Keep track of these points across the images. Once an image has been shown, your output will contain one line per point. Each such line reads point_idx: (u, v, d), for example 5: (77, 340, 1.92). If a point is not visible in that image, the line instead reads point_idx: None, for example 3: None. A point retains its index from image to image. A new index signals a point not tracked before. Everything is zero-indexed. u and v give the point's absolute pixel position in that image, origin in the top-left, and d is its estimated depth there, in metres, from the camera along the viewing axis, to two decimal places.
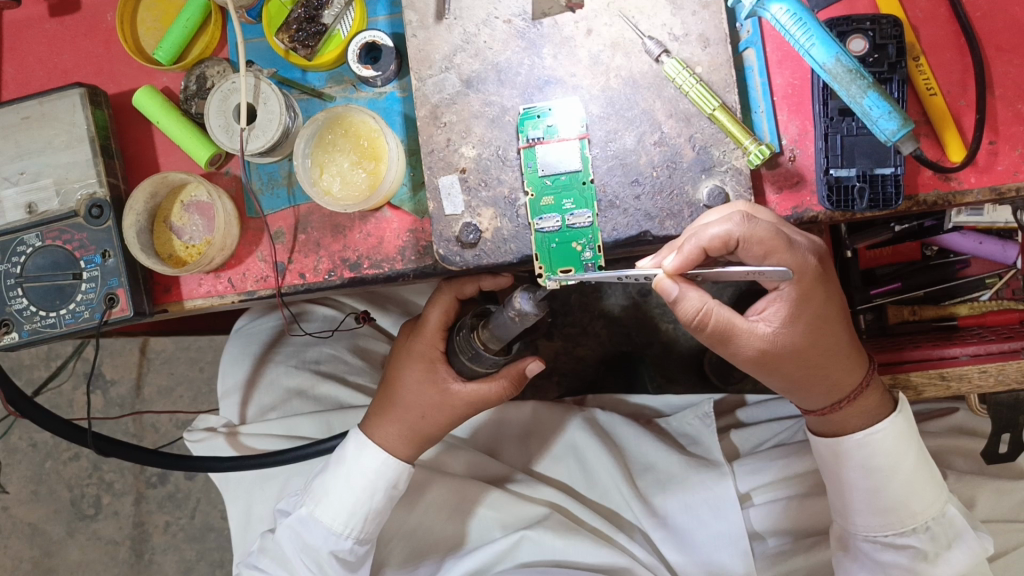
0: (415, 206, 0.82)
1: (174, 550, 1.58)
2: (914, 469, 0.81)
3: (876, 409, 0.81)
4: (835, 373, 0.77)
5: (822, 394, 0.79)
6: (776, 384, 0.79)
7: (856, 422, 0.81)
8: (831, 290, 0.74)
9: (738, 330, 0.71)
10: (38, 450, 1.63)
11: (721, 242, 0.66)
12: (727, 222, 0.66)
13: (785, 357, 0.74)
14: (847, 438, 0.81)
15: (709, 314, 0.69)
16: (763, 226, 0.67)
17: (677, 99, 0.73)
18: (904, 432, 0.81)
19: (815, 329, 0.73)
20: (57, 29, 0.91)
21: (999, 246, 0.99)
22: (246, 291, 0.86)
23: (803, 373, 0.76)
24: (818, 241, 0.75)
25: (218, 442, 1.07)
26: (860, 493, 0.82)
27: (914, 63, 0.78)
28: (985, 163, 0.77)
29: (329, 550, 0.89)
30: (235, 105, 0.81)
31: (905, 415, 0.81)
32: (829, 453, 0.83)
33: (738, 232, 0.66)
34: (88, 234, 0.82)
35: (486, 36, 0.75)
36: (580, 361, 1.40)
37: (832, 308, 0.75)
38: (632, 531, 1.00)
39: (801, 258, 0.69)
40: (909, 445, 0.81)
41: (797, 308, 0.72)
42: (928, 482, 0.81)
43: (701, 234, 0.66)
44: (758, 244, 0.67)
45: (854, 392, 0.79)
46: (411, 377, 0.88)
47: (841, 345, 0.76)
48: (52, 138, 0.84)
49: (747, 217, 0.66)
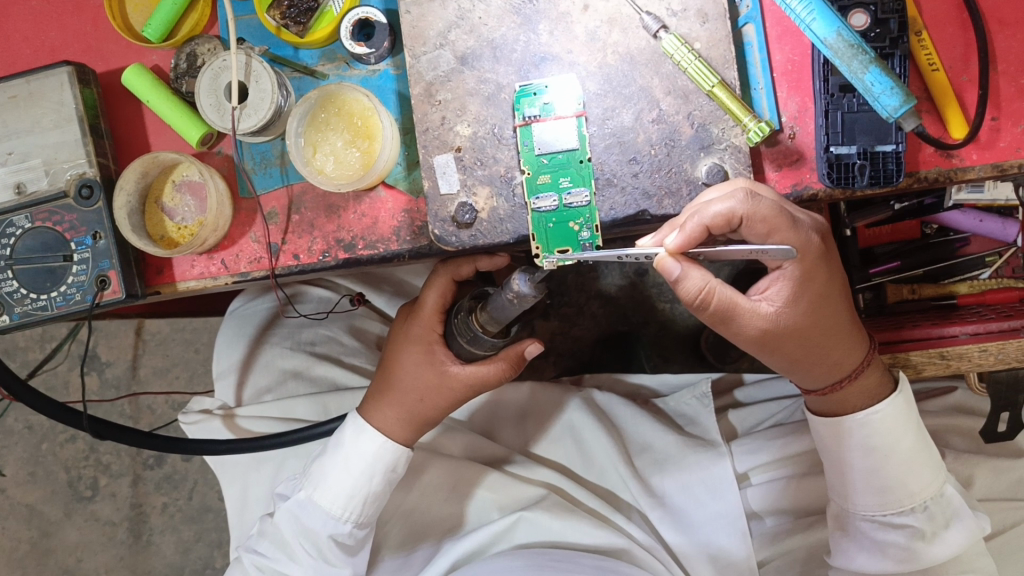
0: (410, 185, 0.81)
1: (172, 531, 1.59)
2: (914, 449, 0.80)
3: (876, 388, 0.81)
4: (836, 352, 0.77)
5: (822, 373, 0.78)
6: (777, 363, 0.78)
7: (856, 401, 0.81)
8: (832, 269, 0.73)
9: (741, 309, 0.70)
10: (33, 432, 1.62)
11: (724, 219, 0.65)
12: (730, 199, 0.65)
13: (787, 337, 0.73)
14: (849, 419, 0.80)
15: (711, 293, 0.68)
16: (766, 203, 0.66)
17: (676, 75, 0.72)
18: (904, 411, 0.81)
19: (816, 308, 0.73)
20: (44, 6, 0.89)
21: (1000, 224, 0.98)
22: (239, 272, 0.84)
23: (804, 352, 0.76)
24: (820, 218, 0.74)
25: (215, 424, 1.07)
26: (860, 472, 0.82)
27: (916, 38, 0.76)
28: (987, 139, 0.76)
29: (328, 534, 0.89)
30: (226, 84, 0.80)
31: (906, 395, 0.81)
32: (830, 432, 0.82)
33: (741, 210, 0.65)
34: (78, 215, 0.81)
35: (481, 12, 0.74)
36: (577, 341, 1.40)
37: (834, 287, 0.74)
38: (630, 511, 1.00)
39: (804, 237, 0.69)
40: (909, 425, 0.81)
41: (799, 287, 0.71)
42: (927, 461, 0.81)
43: (703, 212, 0.65)
44: (761, 222, 0.66)
45: (854, 371, 0.79)
46: (409, 359, 0.87)
47: (843, 324, 0.76)
48: (40, 118, 0.82)
49: (750, 194, 0.65)
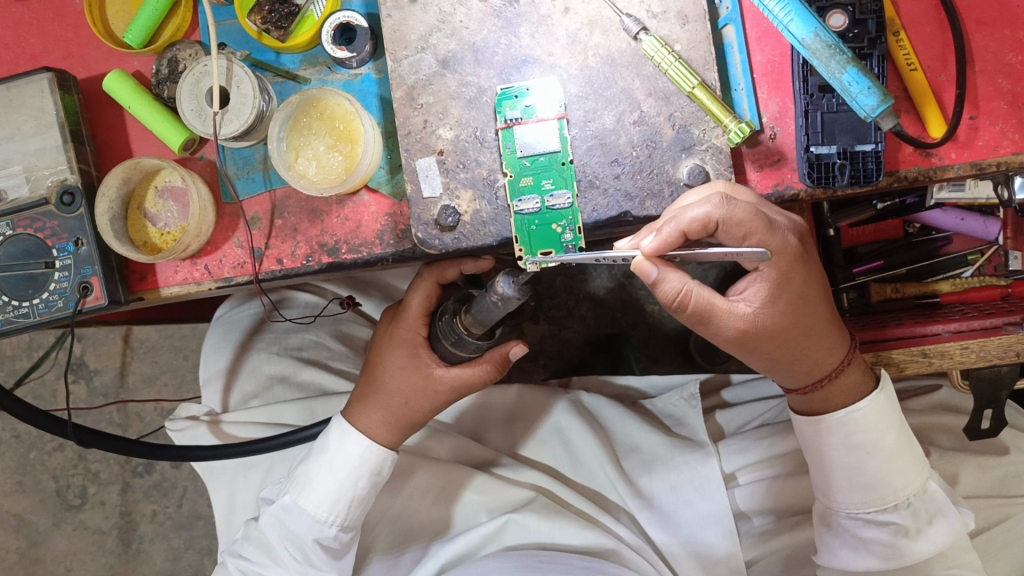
0: (393, 188, 0.81)
1: (162, 539, 1.58)
2: (895, 446, 0.81)
3: (854, 388, 0.81)
4: (815, 352, 0.77)
5: (802, 373, 0.79)
6: (757, 363, 0.78)
7: (836, 401, 0.81)
8: (811, 269, 0.73)
9: (719, 310, 0.71)
10: (21, 441, 1.61)
11: (700, 224, 0.65)
12: (706, 204, 0.65)
13: (765, 338, 0.74)
14: (831, 417, 0.81)
15: (688, 295, 0.69)
16: (742, 207, 0.66)
17: (656, 77, 0.73)
18: (885, 410, 0.81)
19: (795, 309, 0.73)
20: (24, 12, 0.89)
21: (981, 223, 0.98)
22: (223, 278, 0.84)
23: (783, 352, 0.76)
24: (798, 220, 0.75)
25: (201, 430, 1.06)
26: (843, 471, 0.82)
27: (894, 38, 0.77)
28: (966, 138, 0.77)
29: (313, 538, 0.89)
30: (207, 88, 0.79)
31: (886, 394, 0.81)
32: (810, 430, 0.83)
33: (717, 214, 0.65)
34: (60, 222, 0.81)
35: (462, 15, 0.74)
36: (566, 343, 1.40)
37: (813, 287, 0.74)
38: (618, 512, 1.00)
39: (782, 239, 0.69)
40: (891, 424, 0.81)
41: (777, 288, 0.71)
42: (910, 459, 0.81)
43: (681, 218, 0.65)
44: (737, 226, 0.66)
45: (833, 370, 0.79)
46: (393, 363, 0.87)
47: (822, 324, 0.76)
48: (21, 124, 0.82)
49: (725, 199, 0.65)
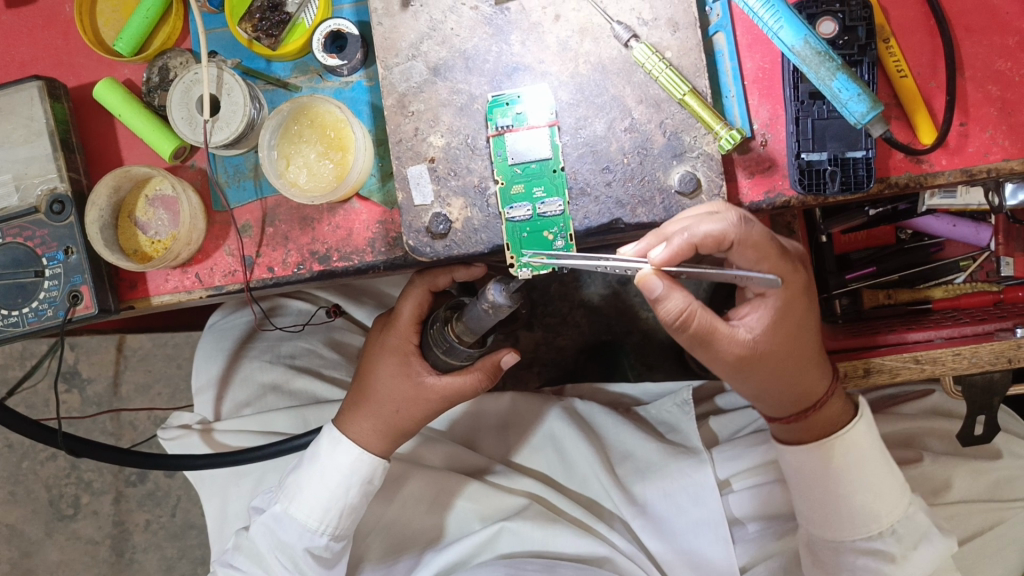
0: (384, 197, 0.81)
1: (155, 548, 1.57)
2: (879, 471, 0.81)
3: (838, 420, 0.81)
4: (804, 380, 0.78)
5: (790, 401, 0.79)
6: (746, 388, 0.78)
7: (819, 430, 0.82)
8: (810, 301, 0.75)
9: (720, 334, 0.71)
10: (14, 450, 1.60)
11: (715, 240, 0.64)
12: (723, 220, 0.64)
13: (762, 362, 0.74)
14: (825, 444, 0.81)
15: (691, 315, 0.68)
16: (759, 230, 0.67)
17: (647, 84, 0.73)
18: (868, 437, 0.82)
19: (790, 336, 0.74)
20: (14, 20, 0.89)
21: (972, 229, 0.99)
22: (213, 286, 0.84)
23: (776, 377, 0.76)
24: (799, 245, 0.76)
25: (193, 439, 1.06)
26: (831, 499, 0.82)
27: (884, 45, 0.77)
28: (956, 144, 0.77)
29: (304, 547, 0.89)
30: (198, 97, 0.79)
31: (867, 421, 0.82)
32: (797, 457, 0.82)
33: (733, 232, 0.65)
34: (49, 230, 0.80)
35: (453, 23, 0.74)
36: (560, 351, 1.40)
37: (809, 319, 0.75)
38: (612, 519, 1.00)
39: (793, 267, 0.71)
40: (873, 449, 0.82)
41: (776, 316, 0.72)
42: (893, 484, 0.81)
43: (695, 230, 0.63)
44: (753, 248, 0.67)
45: (819, 399, 0.80)
46: (384, 370, 0.87)
47: (815, 355, 0.77)
48: (10, 132, 0.82)
49: (744, 219, 0.66)
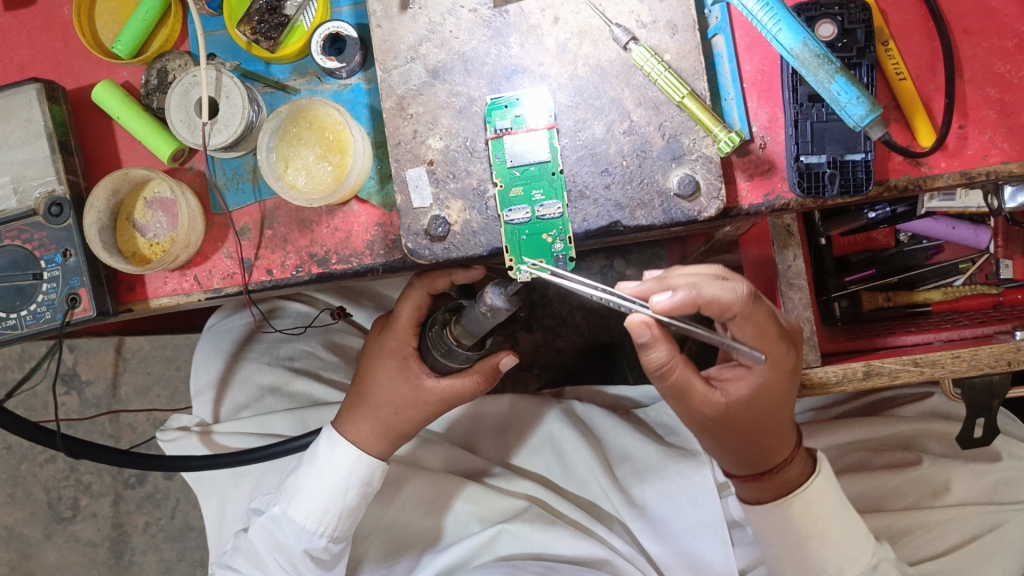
0: (383, 199, 0.81)
1: (154, 550, 1.57)
2: (841, 525, 0.85)
3: (798, 482, 0.84)
4: (769, 444, 0.82)
5: (749, 460, 0.83)
6: (712, 443, 0.83)
7: (776, 489, 0.85)
8: (796, 382, 0.78)
9: (697, 393, 0.76)
10: (13, 453, 1.60)
11: (718, 305, 0.68)
12: (730, 288, 0.68)
13: (731, 421, 0.79)
14: (783, 501, 0.84)
15: (671, 369, 0.74)
16: (762, 309, 0.70)
17: (646, 86, 0.73)
18: (832, 496, 0.84)
19: (764, 406, 0.78)
20: (12, 22, 0.89)
21: (972, 231, 1.00)
22: (212, 289, 0.84)
23: (743, 438, 0.81)
24: (800, 329, 0.78)
25: (191, 441, 1.06)
26: (795, 548, 0.86)
27: (883, 47, 0.77)
28: (955, 147, 0.77)
29: (302, 548, 0.89)
30: (196, 100, 0.79)
31: (827, 474, 0.85)
32: (758, 511, 0.86)
33: (738, 305, 0.68)
34: (47, 233, 0.80)
35: (452, 25, 0.74)
36: (559, 353, 1.40)
37: (789, 396, 0.78)
38: (611, 522, 0.99)
39: (787, 352, 0.74)
40: (837, 505, 0.85)
41: (755, 387, 0.76)
42: (854, 538, 0.85)
43: (700, 291, 0.67)
44: (751, 325, 0.71)
45: (781, 463, 0.83)
46: (383, 374, 0.87)
47: (786, 425, 0.81)
48: (8, 135, 0.82)
49: (751, 294, 0.69)
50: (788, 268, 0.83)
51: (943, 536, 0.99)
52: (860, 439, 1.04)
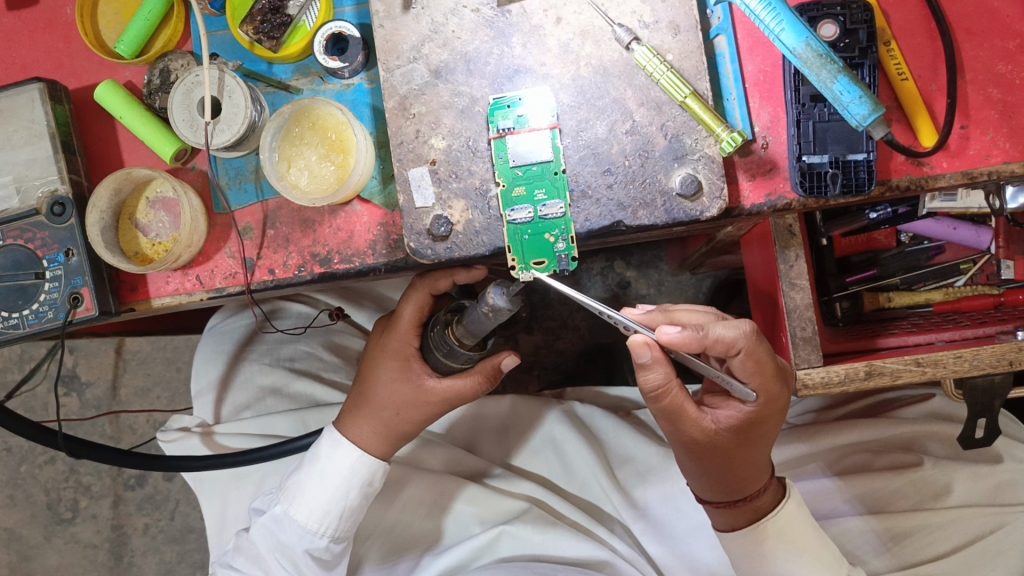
0: (386, 199, 0.81)
1: (154, 552, 1.57)
2: (816, 547, 0.87)
3: (771, 508, 0.86)
4: (743, 475, 0.83)
5: (726, 487, 0.84)
6: (690, 464, 0.83)
7: (750, 515, 0.87)
8: (781, 420, 0.81)
9: (688, 415, 0.77)
10: (13, 454, 1.60)
11: (724, 345, 0.72)
12: (735, 328, 0.72)
13: (716, 449, 0.80)
14: (757, 527, 0.86)
15: (666, 391, 0.74)
16: (764, 350, 0.74)
17: (648, 87, 0.73)
18: (803, 520, 0.87)
19: (747, 438, 0.80)
20: (15, 23, 0.89)
21: (973, 231, 1.00)
22: (214, 288, 0.84)
23: (723, 465, 0.82)
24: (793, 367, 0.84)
25: (192, 441, 1.06)
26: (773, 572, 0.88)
27: (885, 47, 0.77)
28: (957, 147, 0.77)
29: (304, 548, 0.89)
30: (198, 99, 0.79)
31: (797, 499, 0.87)
32: (731, 538, 0.88)
33: (742, 342, 0.72)
34: (50, 232, 0.80)
35: (455, 25, 0.74)
36: (560, 354, 1.39)
37: (769, 433, 0.81)
38: (612, 523, 1.00)
39: (781, 392, 0.77)
40: (808, 529, 0.87)
41: (745, 420, 0.79)
42: (830, 559, 0.87)
43: (709, 333, 0.71)
44: (753, 362, 0.74)
45: (756, 491, 0.85)
46: (385, 374, 0.87)
47: (762, 460, 0.83)
48: (11, 135, 0.82)
49: (755, 332, 0.73)
50: (790, 268, 0.83)
51: (944, 538, 0.99)
52: (863, 440, 1.04)
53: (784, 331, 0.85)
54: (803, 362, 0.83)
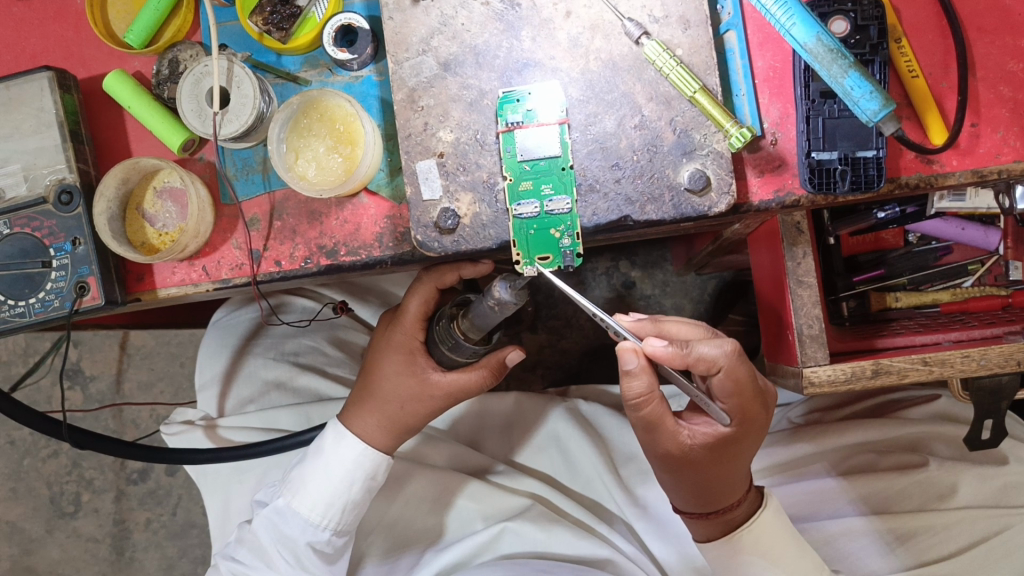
0: (392, 191, 0.81)
1: (156, 547, 1.57)
2: (793, 556, 0.86)
3: (746, 519, 0.86)
4: (717, 489, 0.83)
5: (700, 499, 0.84)
6: (664, 475, 0.83)
7: (722, 526, 0.87)
8: (756, 439, 0.81)
9: (666, 427, 0.77)
10: (15, 447, 1.60)
11: (706, 362, 0.73)
12: (718, 346, 0.73)
13: (690, 462, 0.80)
14: (732, 539, 0.85)
15: (648, 400, 0.74)
16: (744, 369, 0.74)
17: (657, 81, 0.73)
18: (780, 530, 0.85)
19: (721, 454, 0.80)
20: (25, 12, 0.89)
21: (982, 232, 1.00)
22: (221, 279, 0.84)
23: (696, 478, 0.81)
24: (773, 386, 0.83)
25: (196, 434, 1.06)
26: None
27: (896, 45, 0.76)
28: (967, 145, 0.77)
29: (306, 541, 0.89)
30: (208, 89, 0.79)
31: (774, 508, 0.86)
32: (711, 548, 0.88)
33: (723, 361, 0.73)
34: (57, 221, 0.80)
35: (464, 18, 0.74)
36: (564, 353, 1.39)
37: (745, 452, 0.81)
38: (614, 521, 1.00)
39: (759, 412, 0.78)
40: (785, 538, 0.86)
41: (721, 437, 0.78)
42: (808, 567, 0.86)
43: (692, 351, 0.72)
44: (733, 381, 0.74)
45: (729, 505, 0.85)
46: (390, 367, 0.86)
47: (737, 477, 0.82)
48: (19, 123, 0.81)
49: (737, 352, 0.73)
50: (797, 266, 0.83)
51: (949, 539, 0.99)
52: (869, 440, 1.04)
53: (790, 329, 0.84)
54: (811, 360, 0.82)
